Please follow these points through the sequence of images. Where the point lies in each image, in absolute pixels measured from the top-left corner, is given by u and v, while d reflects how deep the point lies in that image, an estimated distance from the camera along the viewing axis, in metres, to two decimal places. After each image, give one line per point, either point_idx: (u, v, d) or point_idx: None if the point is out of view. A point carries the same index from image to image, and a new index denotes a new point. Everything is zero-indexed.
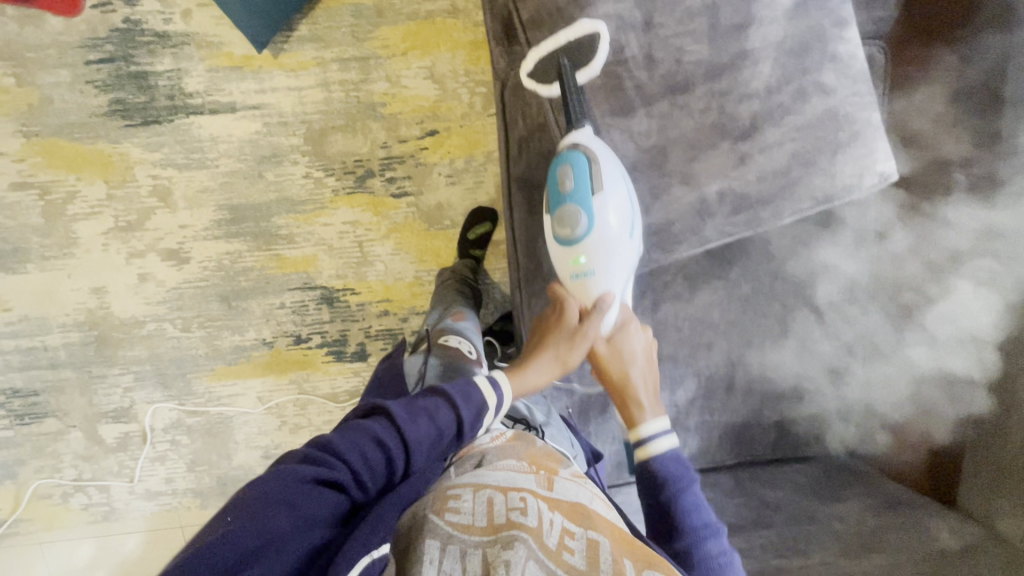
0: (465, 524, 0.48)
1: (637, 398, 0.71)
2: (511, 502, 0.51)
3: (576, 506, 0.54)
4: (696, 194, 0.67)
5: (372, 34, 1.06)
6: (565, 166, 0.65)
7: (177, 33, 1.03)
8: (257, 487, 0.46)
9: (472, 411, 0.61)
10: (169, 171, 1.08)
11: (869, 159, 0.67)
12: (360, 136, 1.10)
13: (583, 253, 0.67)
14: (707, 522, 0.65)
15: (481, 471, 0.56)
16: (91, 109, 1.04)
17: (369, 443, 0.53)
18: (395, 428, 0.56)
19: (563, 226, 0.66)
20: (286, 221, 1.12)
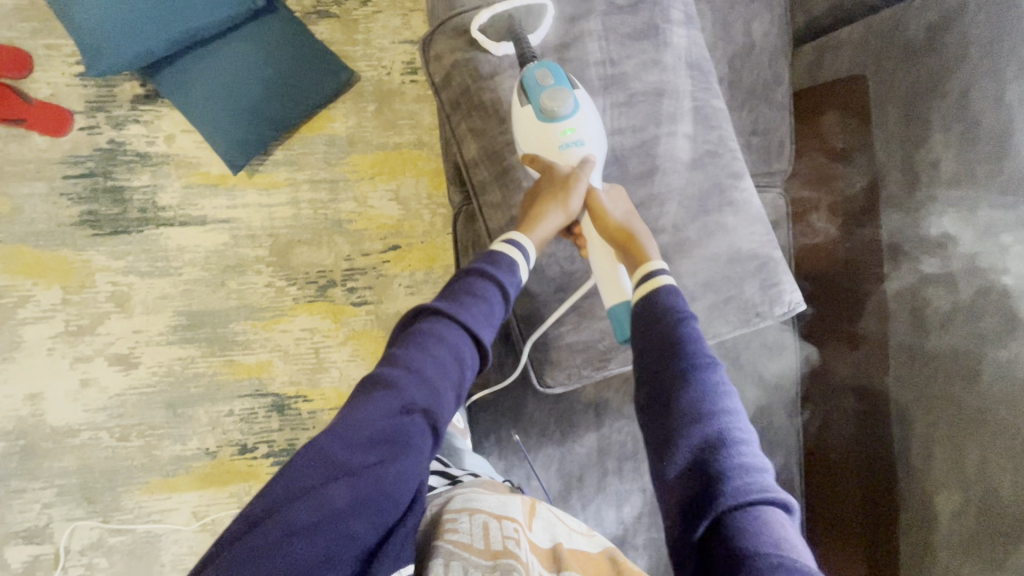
0: (464, 544, 0.60)
1: (640, 241, 0.69)
2: (505, 531, 0.63)
3: (552, 548, 0.65)
4: None
5: (343, 160, 1.16)
6: (536, 71, 0.68)
7: (158, 154, 1.11)
8: (327, 456, 0.51)
9: (508, 267, 0.67)
10: (130, 278, 1.10)
11: (775, 291, 0.77)
12: (325, 249, 1.16)
13: (564, 125, 0.68)
14: (741, 431, 0.57)
15: (472, 498, 0.67)
16: (61, 218, 1.08)
17: (433, 350, 0.60)
18: (449, 321, 0.62)
19: (553, 98, 0.67)
20: (244, 327, 1.14)
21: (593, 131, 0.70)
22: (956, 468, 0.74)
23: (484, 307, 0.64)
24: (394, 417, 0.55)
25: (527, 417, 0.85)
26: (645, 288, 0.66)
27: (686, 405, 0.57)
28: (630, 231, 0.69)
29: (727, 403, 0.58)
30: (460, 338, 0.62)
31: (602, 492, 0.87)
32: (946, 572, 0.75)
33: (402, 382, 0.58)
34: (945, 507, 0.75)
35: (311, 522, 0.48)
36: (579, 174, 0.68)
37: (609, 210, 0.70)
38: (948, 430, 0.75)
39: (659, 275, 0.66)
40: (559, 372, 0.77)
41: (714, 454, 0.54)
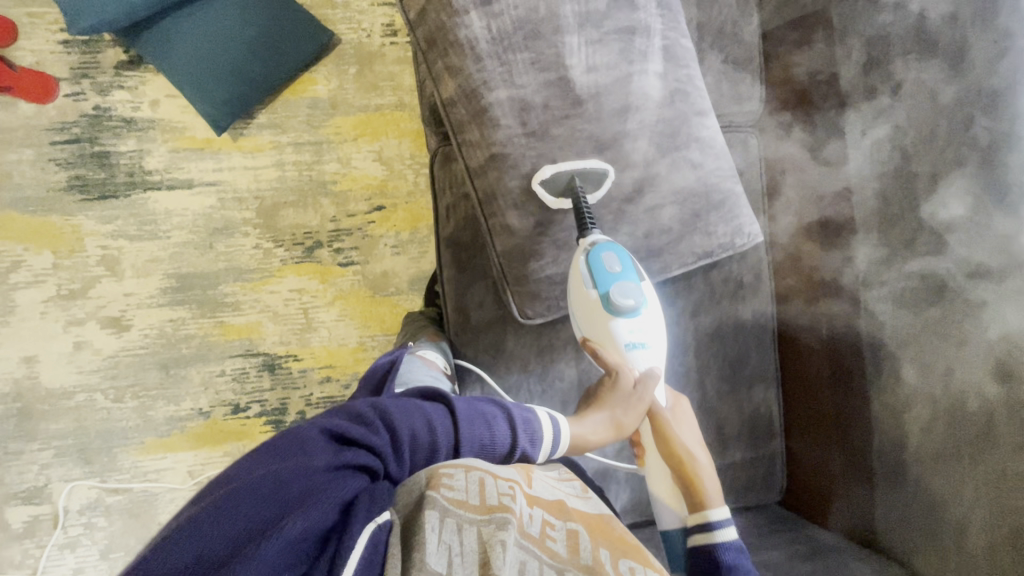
0: (461, 500, 0.58)
1: (700, 479, 0.77)
2: (501, 486, 0.62)
3: (557, 500, 0.67)
4: None
5: (326, 123, 1.18)
6: (603, 254, 0.72)
7: (143, 119, 1.12)
8: (304, 437, 0.58)
9: (524, 433, 0.71)
10: (120, 242, 1.12)
11: (738, 224, 0.79)
12: (311, 210, 1.18)
13: (624, 328, 0.75)
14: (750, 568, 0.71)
15: (469, 454, 0.65)
16: (49, 185, 1.10)
17: (418, 421, 0.64)
18: (448, 415, 0.67)
19: (624, 299, 0.73)
20: (233, 289, 1.16)
21: (653, 330, 0.77)
22: (925, 386, 0.77)
23: (483, 427, 0.68)
24: (360, 450, 0.59)
25: (507, 353, 0.86)
26: (699, 536, 0.75)
27: (724, 575, 0.70)
28: (673, 429, 0.80)
29: (738, 544, 0.73)
30: (448, 426, 0.66)
31: (584, 426, 0.89)
32: (919, 489, 0.78)
33: (383, 428, 0.62)
34: (915, 425, 0.78)
35: (281, 484, 0.52)
36: (644, 391, 0.76)
37: (673, 440, 0.79)
38: (916, 350, 0.77)
39: (718, 525, 0.74)
40: (535, 303, 0.77)
41: (727, 564, 0.71)
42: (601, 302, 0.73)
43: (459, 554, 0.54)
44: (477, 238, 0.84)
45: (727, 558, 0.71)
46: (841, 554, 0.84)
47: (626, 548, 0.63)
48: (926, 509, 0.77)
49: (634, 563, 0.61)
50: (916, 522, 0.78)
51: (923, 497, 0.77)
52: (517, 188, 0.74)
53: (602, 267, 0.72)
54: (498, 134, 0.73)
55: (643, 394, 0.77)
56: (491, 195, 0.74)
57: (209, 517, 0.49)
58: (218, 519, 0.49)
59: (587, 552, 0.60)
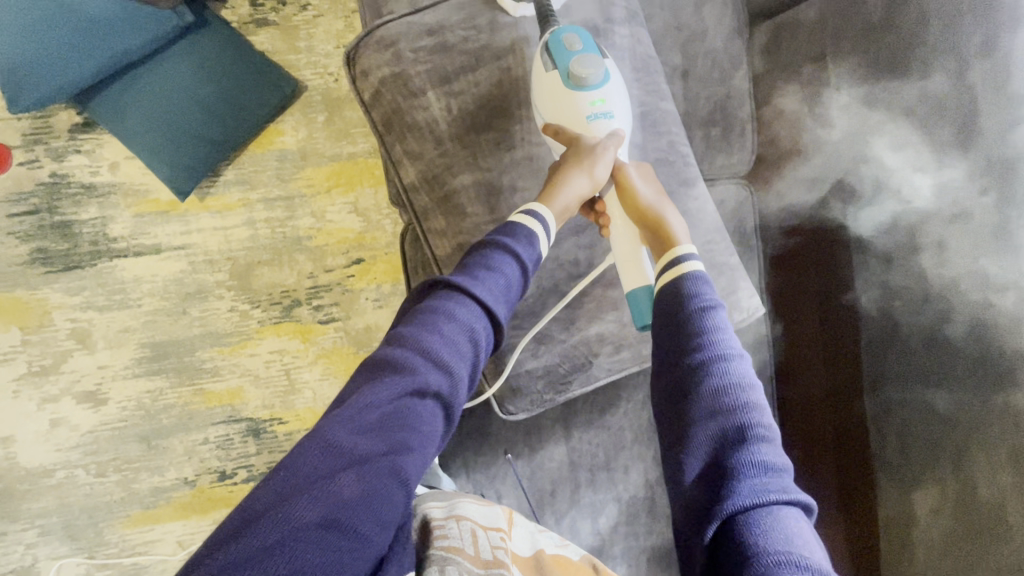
0: (458, 548, 0.55)
1: (670, 225, 0.66)
2: (492, 540, 0.59)
3: (533, 552, 0.63)
4: (576, 337, 0.72)
5: (297, 175, 1.12)
6: (564, 34, 0.64)
7: (103, 183, 1.07)
8: (332, 432, 0.48)
9: (529, 255, 0.62)
10: (89, 314, 1.08)
11: (736, 298, 0.74)
12: (286, 268, 1.13)
13: (593, 95, 0.64)
14: (763, 427, 0.53)
15: (451, 504, 0.62)
16: (11, 258, 1.05)
17: (442, 329, 0.56)
18: (464, 300, 0.58)
19: (583, 65, 0.63)
20: (211, 354, 1.12)
21: (620, 99, 0.66)
22: (933, 466, 0.72)
23: (497, 281, 0.60)
24: (397, 404, 0.52)
25: (493, 437, 0.84)
26: (670, 272, 0.63)
27: (705, 397, 0.55)
28: (639, 185, 0.68)
29: (752, 404, 0.55)
30: (472, 317, 0.58)
31: (577, 504, 0.85)
32: (930, 574, 0.72)
33: (416, 368, 0.54)
34: (924, 506, 0.73)
35: (325, 541, 0.43)
36: (607, 146, 0.64)
37: (640, 193, 0.68)
38: (924, 428, 0.73)
39: (688, 260, 0.63)
40: (518, 399, 0.72)
41: (727, 403, 0.54)
42: (560, 75, 0.63)
43: None
44: None
45: (749, 489, 0.48)
46: None
47: None
48: None
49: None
50: None
51: None
52: None
53: (561, 48, 0.63)
54: (467, 223, 0.67)
55: (612, 147, 0.65)
56: None
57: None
58: None
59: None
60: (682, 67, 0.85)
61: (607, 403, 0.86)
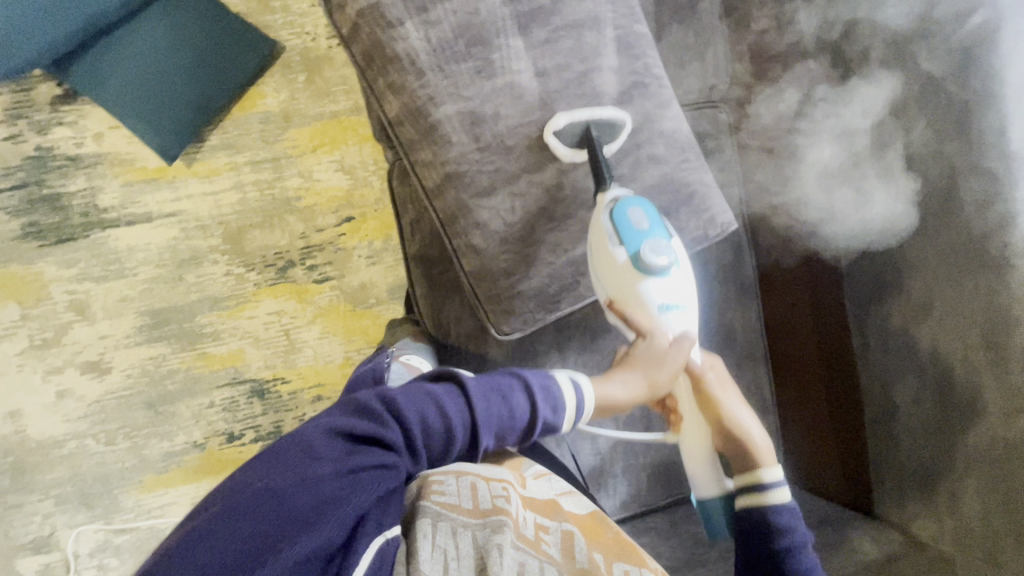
0: (453, 504, 0.59)
1: (741, 414, 0.76)
2: (494, 489, 0.61)
3: (551, 499, 0.65)
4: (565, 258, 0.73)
5: (281, 137, 1.13)
6: (630, 208, 0.68)
7: (89, 155, 1.08)
8: (310, 441, 0.54)
9: (546, 403, 0.64)
10: (85, 285, 1.09)
11: (710, 215, 0.77)
12: (278, 230, 1.15)
13: (658, 294, 0.68)
14: (810, 563, 0.70)
15: (459, 457, 0.65)
16: (5, 234, 1.07)
17: (428, 406, 0.59)
18: (460, 393, 0.61)
19: (654, 256, 0.67)
20: (210, 319, 1.14)
21: (685, 292, 0.70)
22: (910, 360, 0.77)
23: (499, 406, 0.62)
24: (370, 457, 0.55)
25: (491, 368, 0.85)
26: (753, 497, 0.73)
27: (772, 547, 0.70)
28: (718, 393, 0.76)
29: (802, 548, 0.70)
30: (459, 411, 0.60)
31: (576, 426, 0.89)
32: (912, 457, 0.79)
33: (395, 418, 0.58)
34: (904, 396, 0.79)
35: (277, 496, 0.50)
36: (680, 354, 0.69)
37: (716, 400, 0.76)
38: (900, 322, 0.78)
39: (773, 485, 0.72)
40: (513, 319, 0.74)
41: (795, 571, 0.69)
42: (629, 259, 0.67)
43: (455, 556, 0.54)
44: (445, 252, 0.82)
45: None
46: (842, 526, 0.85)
47: (620, 549, 0.60)
48: (919, 475, 0.78)
49: (628, 566, 0.58)
50: (913, 489, 0.79)
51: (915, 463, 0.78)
52: (477, 203, 0.70)
53: (629, 224, 0.67)
54: (452, 151, 0.68)
55: (681, 351, 0.69)
56: (451, 216, 0.70)
57: (209, 528, 0.48)
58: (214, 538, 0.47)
59: (580, 552, 0.59)
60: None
61: (599, 328, 0.88)
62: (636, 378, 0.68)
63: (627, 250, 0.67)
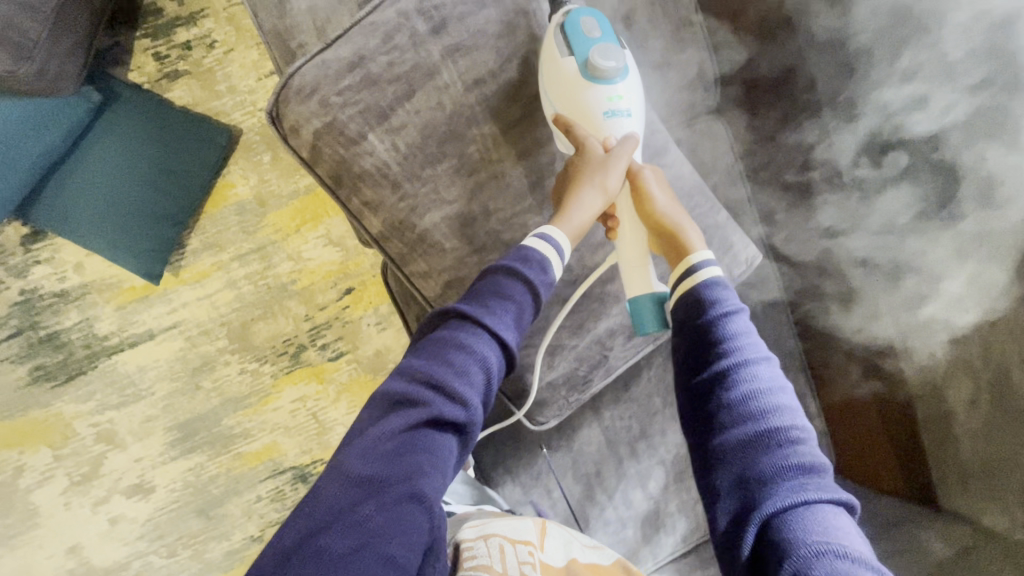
0: (487, 567, 0.60)
1: (685, 230, 0.66)
2: (521, 555, 0.62)
3: (566, 562, 0.65)
4: (589, 336, 0.71)
5: (261, 224, 1.08)
6: (581, 18, 0.61)
7: (75, 286, 1.04)
8: (344, 465, 0.52)
9: (540, 279, 0.60)
10: (107, 414, 1.08)
11: (732, 253, 0.72)
12: (281, 317, 1.12)
13: (611, 94, 0.62)
14: (784, 420, 0.56)
15: (486, 520, 0.66)
16: (14, 384, 1.05)
17: (443, 352, 0.57)
18: (472, 330, 0.58)
19: (605, 59, 0.60)
20: (237, 418, 1.12)
21: (636, 96, 0.64)
22: (963, 363, 0.74)
23: (505, 316, 0.59)
24: (407, 440, 0.53)
25: (529, 439, 0.84)
26: (683, 280, 0.64)
27: (714, 404, 0.58)
28: (655, 192, 0.66)
29: (768, 408, 0.57)
30: (479, 344, 0.57)
31: (624, 477, 0.86)
32: (974, 456, 0.75)
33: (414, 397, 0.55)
34: (959, 400, 0.75)
35: (333, 544, 0.48)
36: (626, 148, 0.62)
37: (653, 194, 0.66)
38: (942, 325, 0.75)
39: (703, 268, 0.63)
40: (547, 411, 0.72)
41: (736, 416, 0.57)
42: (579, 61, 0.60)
43: None
44: None
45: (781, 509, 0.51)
46: (910, 527, 0.82)
47: None
48: (981, 474, 0.75)
49: None
50: (978, 486, 0.75)
51: (976, 463, 0.75)
52: None
53: (579, 27, 0.60)
54: (447, 258, 0.63)
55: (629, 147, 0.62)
56: None
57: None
58: None
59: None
60: (618, 15, 0.79)
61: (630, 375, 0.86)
62: (587, 196, 0.61)
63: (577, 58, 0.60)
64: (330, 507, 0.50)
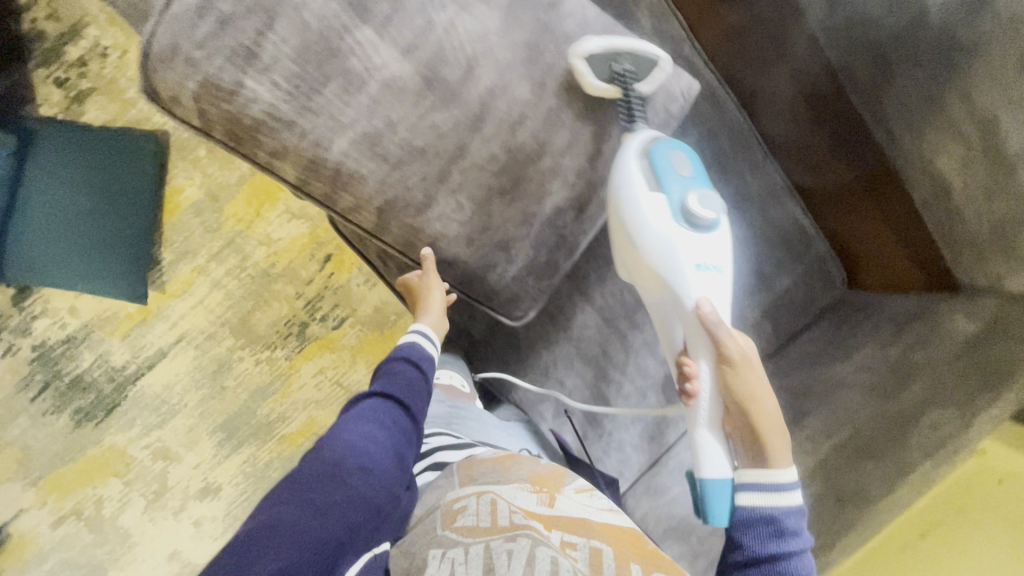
0: (471, 526, 0.58)
1: (766, 437, 0.60)
2: (512, 507, 0.60)
3: (580, 516, 0.61)
4: (538, 220, 0.63)
5: (222, 218, 1.08)
6: (672, 152, 0.60)
7: (77, 328, 1.08)
8: (314, 465, 0.56)
9: (419, 364, 0.70)
10: (154, 434, 1.14)
11: (664, 88, 0.65)
12: (275, 302, 1.13)
13: (692, 250, 0.59)
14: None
15: (484, 478, 0.65)
16: (61, 432, 1.11)
17: (382, 409, 0.63)
18: (382, 399, 0.65)
19: (699, 211, 0.58)
20: (269, 406, 1.17)
21: (725, 253, 0.61)
22: (944, 122, 0.68)
23: (410, 386, 0.67)
24: (374, 464, 0.58)
25: (526, 341, 0.84)
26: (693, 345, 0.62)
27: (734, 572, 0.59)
28: (745, 397, 0.61)
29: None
30: (394, 412, 0.64)
31: (633, 350, 0.86)
32: (982, 218, 0.68)
33: (381, 423, 0.62)
34: (949, 164, 0.69)
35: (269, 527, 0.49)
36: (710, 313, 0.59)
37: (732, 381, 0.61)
38: (915, 87, 0.69)
39: (784, 487, 0.59)
40: (519, 303, 0.68)
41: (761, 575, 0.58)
42: (658, 182, 0.59)
43: (465, 563, 0.54)
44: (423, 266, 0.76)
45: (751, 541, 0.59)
46: (930, 313, 0.78)
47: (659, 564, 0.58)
48: (994, 237, 0.68)
49: None
50: (990, 247, 0.68)
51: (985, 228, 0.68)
52: (424, 219, 0.61)
53: (668, 164, 0.59)
54: (369, 184, 0.59)
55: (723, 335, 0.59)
56: (408, 242, 0.62)
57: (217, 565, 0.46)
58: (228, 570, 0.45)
59: (610, 569, 0.55)
60: None
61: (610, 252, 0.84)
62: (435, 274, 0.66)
63: (668, 198, 0.59)
64: (267, 506, 0.51)
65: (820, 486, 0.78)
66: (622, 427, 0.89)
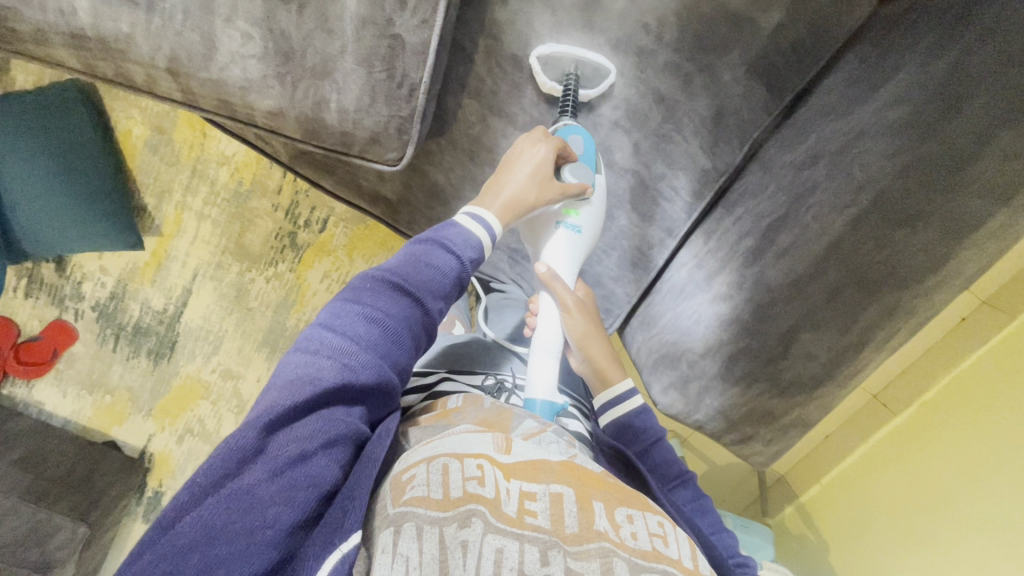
0: (422, 498, 0.43)
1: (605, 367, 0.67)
2: (467, 469, 0.45)
3: (540, 458, 0.49)
4: (349, 24, 0.49)
5: (175, 148, 1.09)
6: (569, 135, 0.64)
7: (117, 284, 1.21)
8: (342, 362, 0.46)
9: (462, 253, 0.55)
10: (215, 359, 1.26)
11: None
12: (258, 218, 1.14)
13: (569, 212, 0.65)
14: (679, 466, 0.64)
15: (437, 440, 0.51)
16: (148, 370, 1.27)
17: (392, 305, 0.50)
18: (400, 295, 0.51)
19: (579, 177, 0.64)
20: (294, 318, 1.21)
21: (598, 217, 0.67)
22: None
23: (438, 280, 0.53)
24: (404, 357, 0.51)
25: (450, 190, 0.72)
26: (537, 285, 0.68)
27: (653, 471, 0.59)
28: (579, 328, 0.67)
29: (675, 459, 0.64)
30: (408, 308, 0.51)
31: None
32: None
33: (413, 305, 0.51)
34: None
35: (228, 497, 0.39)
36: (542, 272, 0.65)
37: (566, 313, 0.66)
38: None
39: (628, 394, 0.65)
40: (385, 139, 0.57)
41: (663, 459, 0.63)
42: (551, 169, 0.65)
43: (419, 566, 0.39)
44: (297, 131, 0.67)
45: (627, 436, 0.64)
46: None
47: (623, 497, 0.48)
48: None
49: (633, 510, 0.47)
50: None
51: None
52: (216, 66, 0.51)
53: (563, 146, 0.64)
54: (138, 41, 0.49)
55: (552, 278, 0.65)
56: (223, 100, 0.54)
57: (161, 558, 0.36)
58: (178, 559, 0.36)
59: (573, 518, 0.43)
60: None
61: (515, 49, 0.66)
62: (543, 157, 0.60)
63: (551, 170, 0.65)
64: (225, 462, 0.40)
65: (841, 274, 0.60)
66: (596, 261, 0.78)
